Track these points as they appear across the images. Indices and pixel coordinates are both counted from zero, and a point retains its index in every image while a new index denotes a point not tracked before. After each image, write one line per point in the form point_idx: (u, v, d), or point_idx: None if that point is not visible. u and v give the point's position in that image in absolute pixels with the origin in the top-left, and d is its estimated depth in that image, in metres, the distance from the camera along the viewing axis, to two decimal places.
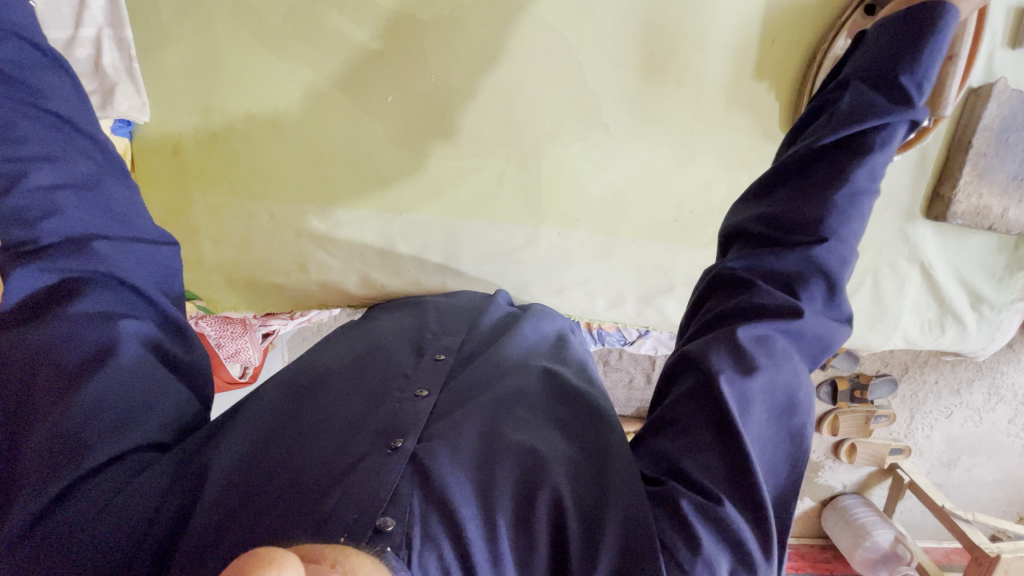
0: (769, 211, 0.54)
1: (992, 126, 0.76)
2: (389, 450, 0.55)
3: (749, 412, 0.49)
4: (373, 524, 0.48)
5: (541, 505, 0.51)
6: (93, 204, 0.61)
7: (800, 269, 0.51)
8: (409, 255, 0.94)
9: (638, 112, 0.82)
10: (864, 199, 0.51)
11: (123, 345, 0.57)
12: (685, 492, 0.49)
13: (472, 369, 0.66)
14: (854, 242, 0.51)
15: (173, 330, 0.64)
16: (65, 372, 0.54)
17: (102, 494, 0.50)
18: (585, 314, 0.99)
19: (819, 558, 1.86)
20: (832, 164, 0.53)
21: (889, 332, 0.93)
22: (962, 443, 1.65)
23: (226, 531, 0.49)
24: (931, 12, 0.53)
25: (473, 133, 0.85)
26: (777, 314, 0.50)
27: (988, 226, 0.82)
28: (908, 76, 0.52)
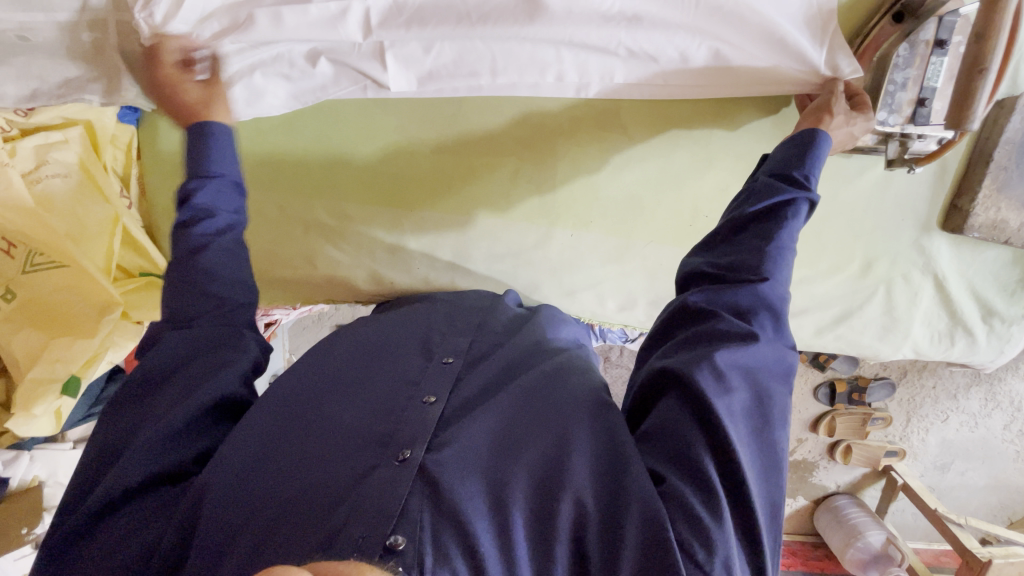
0: (715, 260, 0.58)
1: (1014, 140, 0.74)
2: (397, 461, 0.55)
3: (735, 428, 0.51)
4: (385, 542, 0.48)
5: (563, 514, 0.51)
6: (233, 259, 0.66)
7: (751, 305, 0.54)
8: (418, 252, 0.93)
9: (657, 115, 0.80)
10: (789, 252, 0.57)
11: (187, 383, 0.60)
12: (694, 497, 0.49)
13: (480, 371, 0.66)
14: (789, 283, 0.56)
15: (232, 350, 0.63)
16: (152, 412, 0.59)
17: (138, 514, 0.55)
18: (595, 316, 1.00)
19: (810, 556, 1.89)
20: (756, 229, 0.58)
21: (900, 342, 0.94)
22: (956, 446, 1.66)
23: (234, 544, 0.51)
24: (812, 132, 0.62)
25: (489, 136, 0.84)
26: (734, 339, 0.53)
27: (1005, 240, 0.81)
28: (799, 170, 0.60)
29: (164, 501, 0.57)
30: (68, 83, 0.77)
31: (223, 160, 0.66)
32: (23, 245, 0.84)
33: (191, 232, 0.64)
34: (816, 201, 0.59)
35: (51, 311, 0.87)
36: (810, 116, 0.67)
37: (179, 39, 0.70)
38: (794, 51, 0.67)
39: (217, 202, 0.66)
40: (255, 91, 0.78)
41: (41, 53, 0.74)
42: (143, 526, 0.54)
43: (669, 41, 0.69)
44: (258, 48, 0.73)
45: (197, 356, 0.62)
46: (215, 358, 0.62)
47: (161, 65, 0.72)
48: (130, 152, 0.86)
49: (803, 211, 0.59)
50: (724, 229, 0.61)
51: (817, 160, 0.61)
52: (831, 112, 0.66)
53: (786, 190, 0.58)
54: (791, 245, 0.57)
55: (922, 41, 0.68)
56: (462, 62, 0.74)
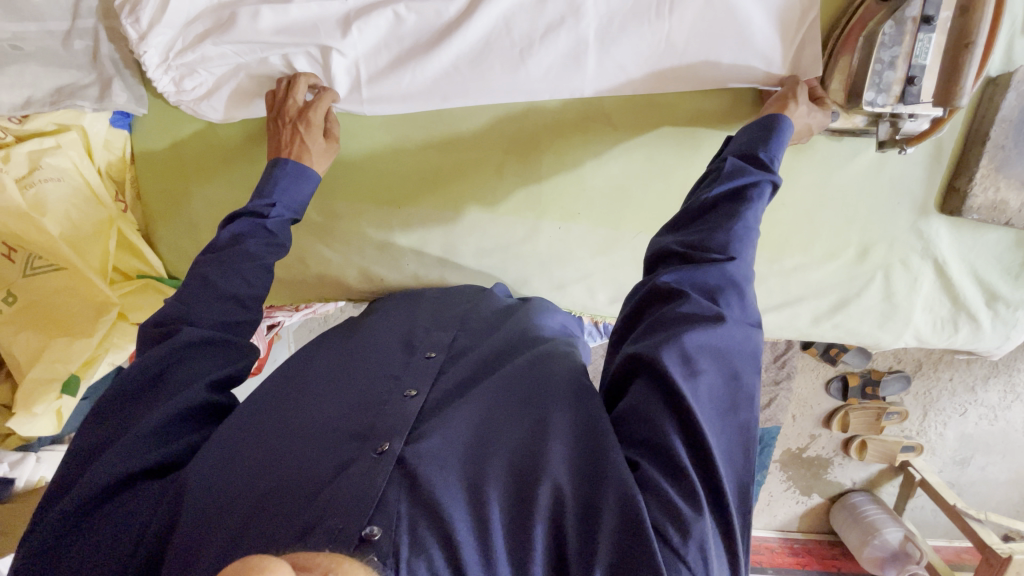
0: (682, 239, 0.58)
1: (1010, 117, 0.72)
2: (376, 454, 0.55)
3: (702, 411, 0.50)
4: (360, 533, 0.48)
5: (541, 502, 0.50)
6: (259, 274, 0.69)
7: (719, 283, 0.54)
8: (408, 248, 0.93)
9: (641, 104, 0.80)
10: (754, 232, 0.57)
11: (181, 380, 0.61)
12: (667, 484, 0.49)
13: (463, 364, 0.65)
14: (753, 263, 0.56)
15: (228, 354, 0.65)
16: (144, 411, 0.59)
17: (122, 513, 0.54)
18: (586, 308, 0.98)
19: (826, 555, 1.85)
20: (722, 210, 0.58)
21: (901, 330, 0.91)
22: (976, 440, 1.62)
23: (213, 536, 0.50)
24: (775, 117, 0.63)
25: (471, 135, 0.84)
26: (698, 320, 0.52)
27: (1005, 221, 0.79)
28: (764, 152, 0.60)
29: (146, 498, 0.55)
30: (62, 90, 0.79)
31: (290, 189, 0.72)
32: (22, 249, 0.83)
33: (245, 247, 0.68)
34: (779, 184, 0.59)
35: (53, 310, 0.86)
36: (773, 104, 0.69)
37: (163, 43, 0.75)
38: (746, 32, 0.71)
39: (279, 229, 0.72)
40: (242, 96, 0.80)
41: (34, 62, 0.76)
42: (125, 523, 0.53)
43: (642, 30, 0.73)
44: (244, 53, 0.76)
45: (185, 354, 0.62)
46: (201, 357, 0.63)
47: (149, 70, 0.76)
48: (125, 159, 0.89)
49: (767, 192, 0.59)
50: (690, 211, 0.61)
51: (780, 144, 0.62)
52: (795, 100, 0.68)
53: (750, 172, 0.59)
54: (755, 227, 0.57)
55: (909, 18, 0.66)
56: (438, 60, 0.76)
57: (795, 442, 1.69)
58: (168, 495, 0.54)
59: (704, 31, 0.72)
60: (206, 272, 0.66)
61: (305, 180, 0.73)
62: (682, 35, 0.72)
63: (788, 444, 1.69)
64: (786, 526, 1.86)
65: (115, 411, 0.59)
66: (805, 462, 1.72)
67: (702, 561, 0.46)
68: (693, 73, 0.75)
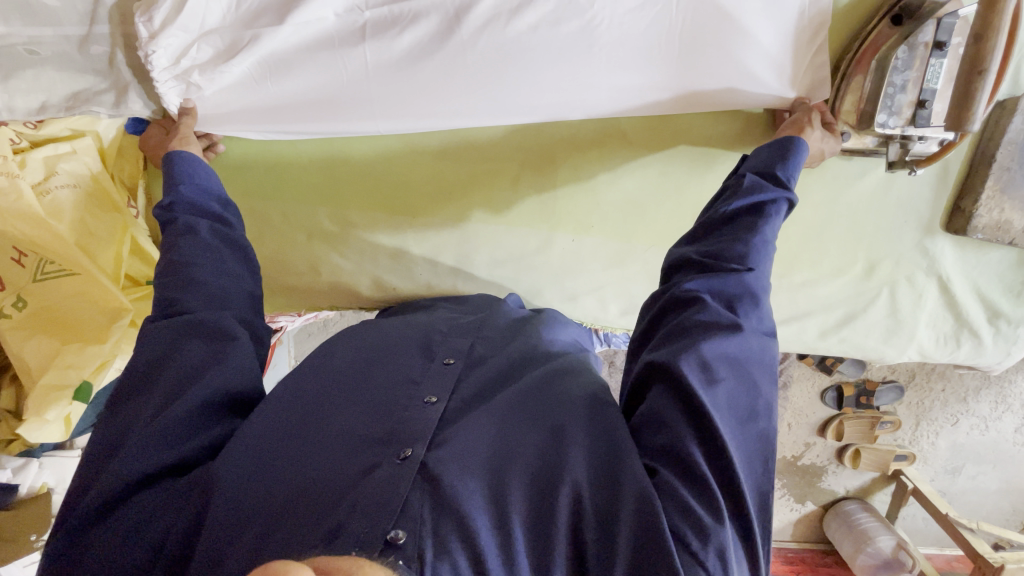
0: (700, 250, 0.59)
1: (1017, 140, 0.75)
2: (397, 460, 0.55)
3: (720, 419, 0.51)
4: (385, 536, 0.49)
5: (562, 507, 0.51)
6: (229, 285, 0.68)
7: (736, 293, 0.55)
8: (420, 257, 0.94)
9: (656, 125, 0.82)
10: (772, 246, 0.58)
11: (185, 379, 0.59)
12: (686, 491, 0.50)
13: (483, 373, 0.66)
14: (770, 277, 0.57)
15: (218, 340, 0.62)
16: (145, 410, 0.57)
17: (142, 512, 0.54)
18: (597, 320, 0.99)
19: (820, 562, 1.87)
20: (739, 223, 0.59)
21: (904, 344, 0.92)
22: (967, 450, 1.65)
23: (236, 539, 0.50)
24: (791, 138, 0.64)
25: (489, 147, 0.85)
26: (716, 330, 0.53)
27: (1009, 240, 0.81)
28: (782, 170, 0.62)
29: (166, 499, 0.55)
30: (78, 96, 0.79)
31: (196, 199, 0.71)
32: (32, 254, 0.82)
33: (183, 250, 0.67)
34: (795, 202, 0.60)
35: (64, 318, 0.86)
36: (789, 129, 0.71)
37: (174, 46, 0.70)
38: (764, 59, 0.73)
39: (212, 236, 0.70)
40: (250, 114, 0.79)
41: (50, 67, 0.76)
42: (138, 527, 0.53)
43: (649, 57, 0.73)
44: (264, 78, 0.75)
45: (180, 347, 0.61)
46: (209, 350, 0.61)
47: (156, 73, 0.71)
48: (137, 164, 0.86)
49: (783, 210, 0.60)
50: (706, 223, 0.62)
51: (796, 166, 0.62)
52: (811, 125, 0.70)
53: (768, 189, 0.60)
54: (773, 241, 0.58)
55: (921, 44, 0.69)
56: (454, 82, 0.76)
57: (791, 450, 1.71)
58: (191, 497, 0.54)
59: (718, 59, 0.73)
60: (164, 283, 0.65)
61: (202, 189, 0.73)
62: (693, 59, 0.73)
63: (784, 452, 1.71)
64: (780, 533, 1.88)
65: (125, 409, 0.59)
66: (800, 470, 1.75)
67: (721, 566, 0.47)
68: (699, 96, 0.77)
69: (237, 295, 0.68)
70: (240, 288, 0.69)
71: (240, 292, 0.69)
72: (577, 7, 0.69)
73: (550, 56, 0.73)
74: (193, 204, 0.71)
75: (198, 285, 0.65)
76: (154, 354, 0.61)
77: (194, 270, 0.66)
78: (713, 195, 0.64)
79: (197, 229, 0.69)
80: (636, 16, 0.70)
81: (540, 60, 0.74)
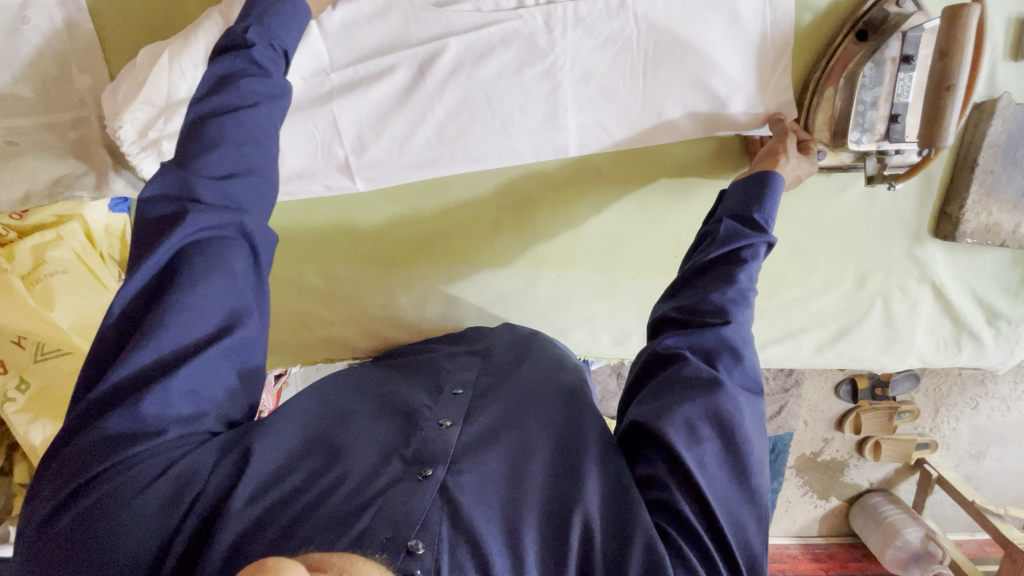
0: (679, 303, 0.59)
1: (998, 143, 0.74)
2: (420, 477, 0.54)
3: (707, 479, 0.52)
4: (405, 545, 0.49)
5: (574, 527, 0.51)
6: (261, 191, 0.55)
7: (716, 346, 0.55)
8: (409, 307, 0.93)
9: (629, 161, 0.82)
10: (750, 292, 0.58)
11: (207, 325, 0.51)
12: (691, 554, 0.50)
13: (496, 400, 0.63)
14: (750, 325, 0.57)
15: (240, 275, 0.53)
16: (155, 356, 0.48)
17: (154, 475, 0.48)
18: (590, 352, 0.97)
19: (849, 558, 1.83)
20: (717, 272, 0.59)
21: (904, 353, 0.90)
22: (990, 432, 1.62)
23: (261, 531, 0.49)
24: (766, 174, 0.63)
25: (469, 207, 0.86)
26: (700, 386, 0.53)
27: (1001, 243, 0.80)
28: (759, 212, 0.61)
29: (185, 464, 0.49)
30: (59, 182, 0.81)
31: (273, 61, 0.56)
32: (30, 338, 0.84)
33: (229, 123, 0.52)
34: (774, 243, 0.60)
35: (64, 397, 0.87)
36: (764, 161, 0.69)
37: (140, 119, 0.75)
38: (726, 87, 0.72)
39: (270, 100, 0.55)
40: None
41: (30, 155, 0.80)
42: (158, 498, 0.47)
43: (611, 94, 0.74)
44: None
45: (200, 279, 0.50)
46: (233, 292, 0.53)
47: (125, 146, 0.77)
48: (124, 240, 0.90)
49: (761, 252, 0.60)
50: (687, 271, 0.61)
51: (772, 204, 0.62)
52: (785, 153, 0.68)
53: (745, 235, 0.59)
54: (752, 286, 0.58)
55: (888, 59, 0.68)
56: (436, 133, 0.77)
57: (809, 447, 1.68)
58: (220, 469, 0.51)
59: (682, 90, 0.73)
60: (203, 122, 0.52)
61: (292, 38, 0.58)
62: (656, 94, 0.74)
63: (802, 449, 1.68)
64: (805, 531, 1.83)
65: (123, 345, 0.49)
66: (821, 466, 1.72)
67: None
68: (662, 126, 0.76)
69: (263, 226, 0.56)
70: (264, 189, 0.56)
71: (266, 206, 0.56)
72: (538, 52, 0.71)
73: (515, 97, 0.74)
74: (268, 55, 0.56)
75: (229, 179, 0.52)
76: (156, 279, 0.50)
77: (240, 151, 0.53)
78: (693, 240, 0.64)
79: (260, 102, 0.54)
80: (593, 53, 0.71)
81: (509, 104, 0.75)
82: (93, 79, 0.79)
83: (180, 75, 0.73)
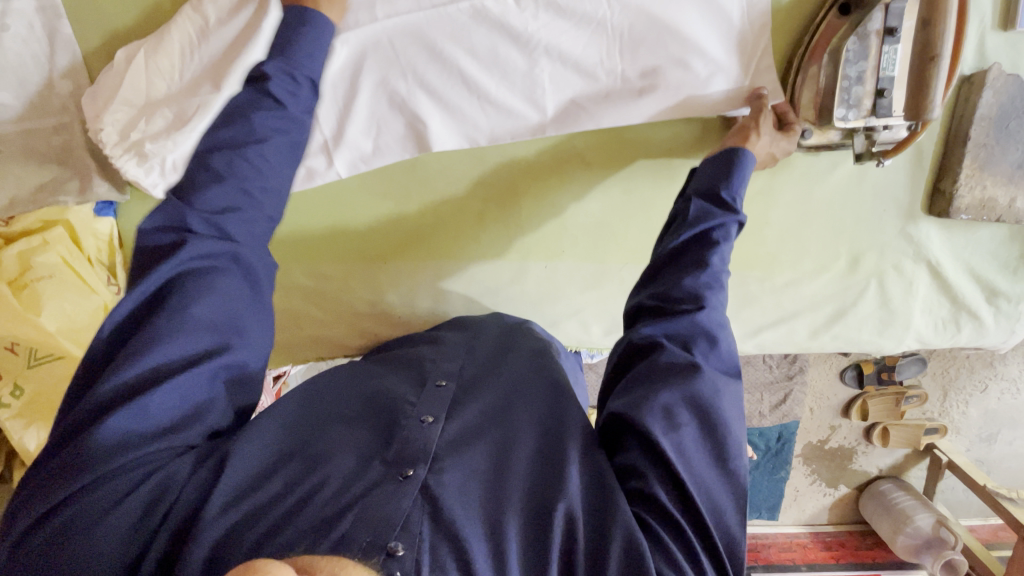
0: (653, 291, 0.58)
1: (989, 115, 0.72)
2: (401, 477, 0.53)
3: (686, 465, 0.51)
4: (386, 547, 0.47)
5: (557, 520, 0.50)
6: (254, 227, 0.57)
7: (689, 333, 0.54)
8: (399, 303, 0.92)
9: (612, 145, 0.81)
10: (723, 275, 0.57)
11: (199, 340, 0.52)
12: (672, 541, 0.49)
13: (480, 396, 0.62)
14: (723, 309, 0.56)
15: (236, 297, 0.55)
16: (146, 370, 0.49)
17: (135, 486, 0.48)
18: (582, 343, 0.96)
19: (861, 546, 1.80)
20: (689, 256, 0.58)
21: (901, 335, 0.88)
22: (1001, 415, 1.60)
23: (240, 538, 0.48)
24: (736, 149, 0.63)
25: (453, 201, 0.86)
26: (677, 372, 0.52)
27: (996, 218, 0.78)
28: (727, 190, 0.60)
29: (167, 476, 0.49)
30: (43, 188, 0.82)
31: (294, 92, 0.60)
32: (24, 345, 0.84)
33: (237, 156, 0.55)
34: (744, 221, 0.59)
35: (55, 401, 0.87)
36: (736, 135, 0.68)
37: (120, 121, 0.77)
38: (703, 62, 0.71)
39: (282, 127, 0.58)
40: None
41: (14, 163, 0.79)
42: (133, 512, 0.47)
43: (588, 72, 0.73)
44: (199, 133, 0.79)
45: (198, 298, 0.52)
46: (227, 314, 0.54)
47: (108, 149, 0.76)
48: (112, 244, 0.89)
49: (733, 232, 0.59)
50: (659, 256, 0.60)
51: (742, 179, 0.61)
52: (758, 130, 0.67)
53: (715, 215, 0.59)
54: (725, 267, 0.58)
55: (872, 32, 0.66)
56: (421, 123, 0.77)
57: (816, 435, 1.65)
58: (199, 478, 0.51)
59: (661, 68, 0.72)
60: (208, 155, 0.56)
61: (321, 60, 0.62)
62: (632, 72, 0.73)
63: (809, 438, 1.65)
64: (815, 520, 1.80)
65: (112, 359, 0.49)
66: (829, 455, 1.69)
67: None
68: (642, 105, 0.74)
69: (261, 258, 0.58)
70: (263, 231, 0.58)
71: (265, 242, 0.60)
72: (512, 34, 0.71)
73: (490, 77, 0.74)
74: (287, 78, 0.59)
75: (224, 216, 0.54)
76: (151, 298, 0.52)
77: (242, 187, 0.55)
78: (664, 222, 0.63)
79: (266, 137, 0.57)
80: (565, 30, 0.71)
81: (484, 87, 0.75)
82: (73, 83, 0.79)
83: (157, 72, 0.76)
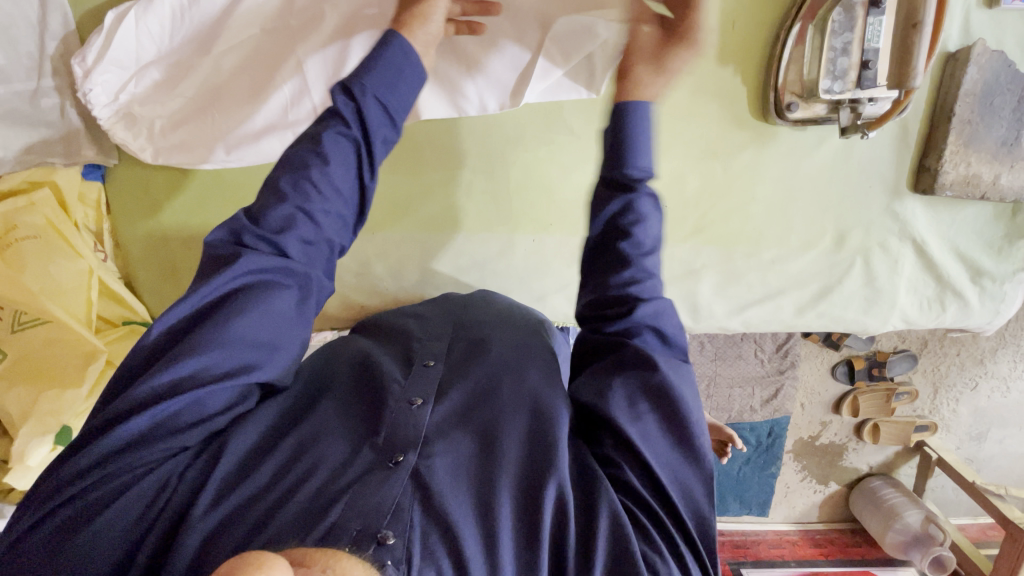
0: (586, 294, 0.58)
1: (974, 91, 0.73)
2: (391, 464, 0.52)
3: (652, 451, 0.52)
4: (376, 536, 0.47)
5: (547, 503, 0.50)
6: (312, 250, 0.53)
7: (627, 329, 0.55)
8: (384, 274, 0.92)
9: (601, 114, 0.82)
10: (646, 259, 0.55)
11: (226, 351, 0.50)
12: (648, 525, 0.50)
13: (471, 371, 0.60)
14: (658, 294, 0.56)
15: (279, 313, 0.52)
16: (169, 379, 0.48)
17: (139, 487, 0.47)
18: (568, 318, 0.95)
19: (850, 543, 1.77)
20: (609, 247, 0.57)
21: (887, 313, 0.87)
22: (990, 414, 1.60)
23: (229, 529, 0.48)
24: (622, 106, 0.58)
25: (444, 170, 0.87)
26: (629, 367, 0.53)
27: (981, 195, 0.79)
28: (625, 168, 0.57)
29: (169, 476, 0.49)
30: (33, 148, 0.82)
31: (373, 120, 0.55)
32: (8, 306, 0.83)
33: (300, 183, 0.52)
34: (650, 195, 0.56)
35: (40, 365, 0.85)
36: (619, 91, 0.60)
37: (110, 82, 0.77)
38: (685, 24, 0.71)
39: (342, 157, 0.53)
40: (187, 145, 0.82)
41: (4, 122, 0.79)
42: (133, 508, 0.47)
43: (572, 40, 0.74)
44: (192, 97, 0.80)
45: (235, 311, 0.50)
46: (266, 330, 0.51)
47: (96, 109, 0.77)
48: (100, 210, 0.89)
49: (644, 205, 0.56)
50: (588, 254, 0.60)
51: (639, 142, 0.57)
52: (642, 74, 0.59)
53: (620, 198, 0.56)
54: (645, 248, 0.56)
55: (857, 4, 0.68)
56: None
57: (807, 430, 1.63)
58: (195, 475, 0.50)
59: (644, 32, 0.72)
60: (281, 178, 0.53)
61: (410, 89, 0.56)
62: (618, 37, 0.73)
63: (800, 433, 1.64)
64: (805, 517, 1.78)
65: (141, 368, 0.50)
66: (820, 451, 1.67)
67: None
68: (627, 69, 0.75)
69: (319, 279, 0.55)
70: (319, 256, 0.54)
71: (329, 263, 0.56)
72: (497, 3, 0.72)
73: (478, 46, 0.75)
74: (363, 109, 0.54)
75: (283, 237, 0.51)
76: (194, 311, 0.50)
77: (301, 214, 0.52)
78: None
79: (327, 166, 0.52)
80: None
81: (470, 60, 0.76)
82: (63, 45, 0.79)
83: (147, 34, 0.76)
